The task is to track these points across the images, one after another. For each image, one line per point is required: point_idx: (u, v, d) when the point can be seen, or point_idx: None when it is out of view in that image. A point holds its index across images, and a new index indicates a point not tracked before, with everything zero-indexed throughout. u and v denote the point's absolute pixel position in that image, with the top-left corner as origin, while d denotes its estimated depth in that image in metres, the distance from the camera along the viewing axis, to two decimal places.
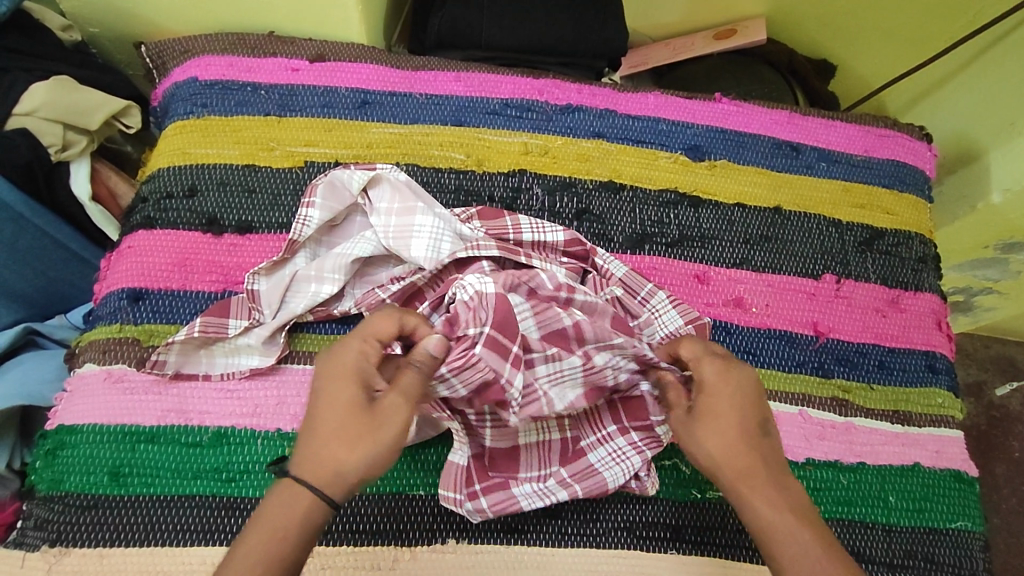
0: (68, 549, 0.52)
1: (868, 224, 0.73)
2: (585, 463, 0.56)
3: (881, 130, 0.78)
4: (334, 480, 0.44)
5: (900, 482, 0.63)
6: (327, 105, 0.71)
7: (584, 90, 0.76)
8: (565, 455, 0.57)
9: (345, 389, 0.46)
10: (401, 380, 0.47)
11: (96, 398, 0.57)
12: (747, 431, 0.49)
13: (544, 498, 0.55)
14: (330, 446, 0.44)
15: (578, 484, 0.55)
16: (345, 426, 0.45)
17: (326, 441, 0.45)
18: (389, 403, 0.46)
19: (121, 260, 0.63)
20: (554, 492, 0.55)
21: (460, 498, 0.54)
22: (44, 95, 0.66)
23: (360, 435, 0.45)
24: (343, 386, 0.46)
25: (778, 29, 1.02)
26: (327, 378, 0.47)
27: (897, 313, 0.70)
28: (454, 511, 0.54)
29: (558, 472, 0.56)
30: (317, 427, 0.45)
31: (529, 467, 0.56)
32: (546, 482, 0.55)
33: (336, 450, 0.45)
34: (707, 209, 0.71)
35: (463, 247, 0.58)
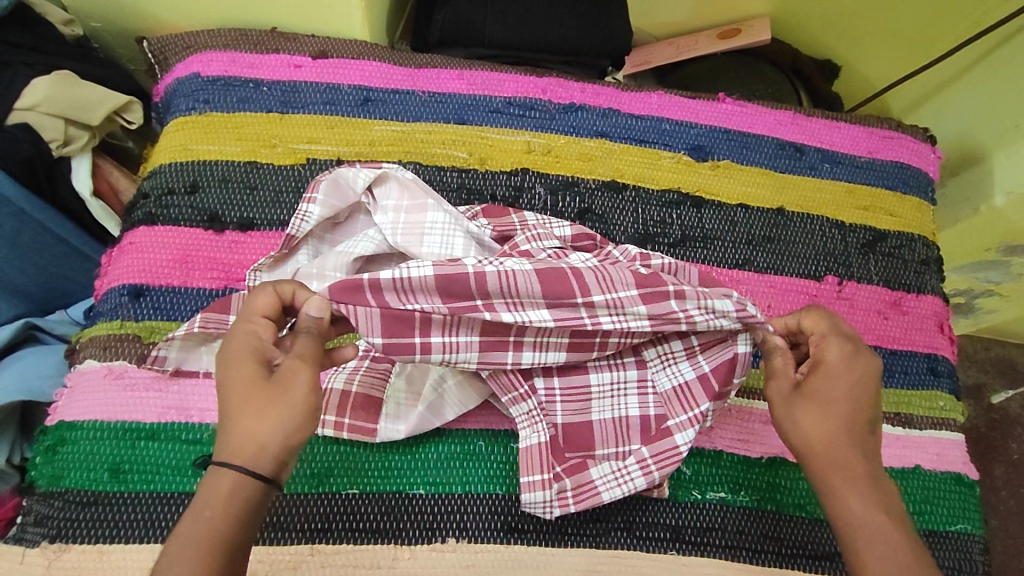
0: (68, 545, 0.52)
1: (870, 226, 0.73)
2: (660, 446, 0.55)
3: (885, 132, 0.78)
4: (252, 455, 0.45)
5: (901, 485, 0.62)
6: (330, 102, 0.71)
7: (587, 90, 0.76)
8: (645, 435, 0.56)
9: (245, 364, 0.46)
10: (298, 349, 0.46)
11: (96, 394, 0.57)
12: (855, 419, 0.49)
13: (622, 483, 0.55)
14: (245, 426, 0.45)
15: (655, 468, 0.55)
16: (248, 402, 0.45)
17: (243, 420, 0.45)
18: (287, 368, 0.46)
19: (122, 256, 0.63)
20: (633, 476, 0.55)
21: (548, 481, 0.55)
22: (45, 90, 0.66)
23: (271, 408, 0.45)
24: (242, 361, 0.46)
25: (782, 29, 1.01)
26: (229, 358, 0.47)
27: (900, 315, 0.69)
28: (542, 498, 0.55)
29: (638, 452, 0.56)
30: (228, 409, 0.46)
31: (602, 446, 0.56)
32: (624, 461, 0.56)
33: (248, 427, 0.45)
34: (709, 209, 0.71)
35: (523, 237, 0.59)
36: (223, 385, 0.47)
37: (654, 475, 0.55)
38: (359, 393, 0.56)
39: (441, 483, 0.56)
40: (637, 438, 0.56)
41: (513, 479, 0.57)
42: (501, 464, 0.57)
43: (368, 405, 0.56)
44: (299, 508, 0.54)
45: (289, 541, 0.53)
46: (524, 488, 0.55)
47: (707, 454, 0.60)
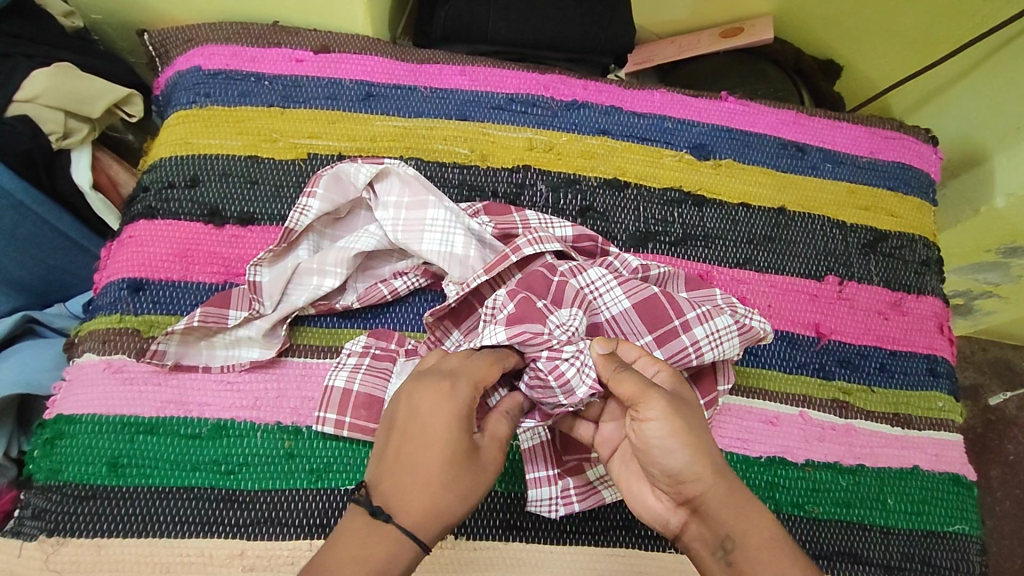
0: (66, 538, 0.52)
1: (871, 226, 0.73)
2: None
3: (888, 132, 0.78)
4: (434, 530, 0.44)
5: (899, 485, 0.62)
6: (331, 97, 0.70)
7: (589, 87, 0.75)
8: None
9: (458, 434, 0.45)
10: (496, 429, 0.48)
11: (95, 388, 0.57)
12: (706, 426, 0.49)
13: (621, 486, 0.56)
14: (436, 492, 0.43)
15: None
16: (448, 472, 0.44)
17: (438, 491, 0.44)
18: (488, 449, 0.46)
19: (121, 250, 0.63)
20: None
21: (552, 478, 0.55)
22: (45, 82, 0.66)
23: (466, 483, 0.44)
24: (449, 424, 0.45)
25: (784, 28, 1.01)
26: (428, 415, 0.45)
27: (900, 316, 0.69)
28: (545, 501, 0.55)
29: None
30: (410, 471, 0.44)
31: None
32: None
33: (441, 500, 0.44)
34: (711, 208, 0.71)
35: (529, 243, 0.58)
36: (420, 444, 0.45)
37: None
38: (360, 393, 0.56)
39: None
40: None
41: (511, 476, 0.57)
42: None
43: (371, 405, 0.56)
44: (296, 504, 0.54)
45: (288, 537, 0.53)
46: (531, 484, 0.55)
47: None
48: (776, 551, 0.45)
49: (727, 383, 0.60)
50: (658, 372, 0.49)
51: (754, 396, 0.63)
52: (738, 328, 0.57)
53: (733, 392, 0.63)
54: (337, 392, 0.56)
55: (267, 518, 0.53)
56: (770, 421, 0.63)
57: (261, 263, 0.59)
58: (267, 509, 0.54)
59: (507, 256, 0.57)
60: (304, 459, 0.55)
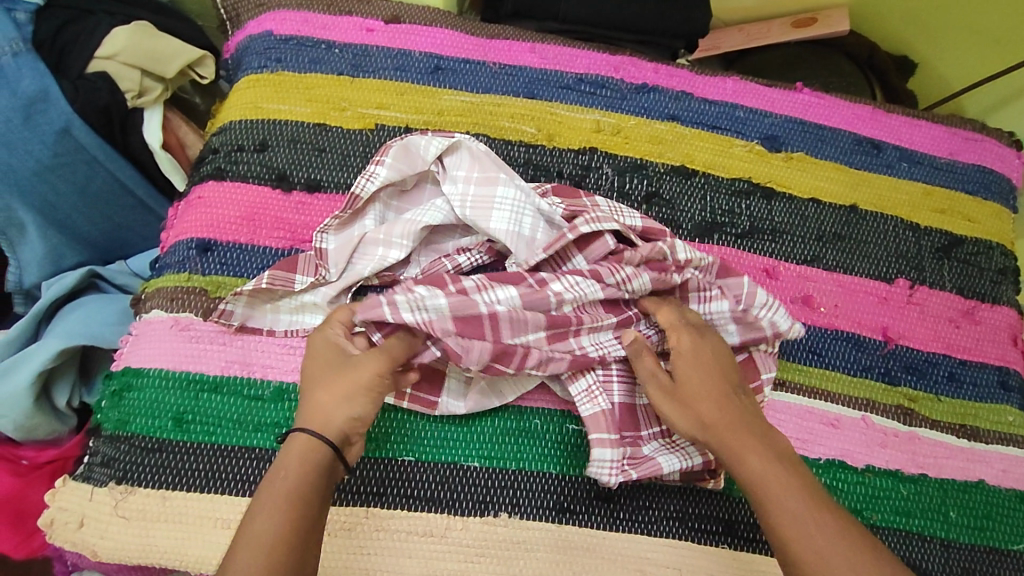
0: (134, 487, 0.53)
1: (947, 230, 0.70)
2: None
3: (969, 133, 0.75)
4: (328, 428, 0.48)
5: (962, 498, 0.61)
6: (400, 68, 0.70)
7: (660, 70, 0.74)
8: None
9: (318, 349, 0.52)
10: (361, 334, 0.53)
11: (163, 343, 0.58)
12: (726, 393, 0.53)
13: (682, 458, 0.55)
14: (331, 399, 0.49)
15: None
16: (330, 380, 0.50)
17: (329, 398, 0.49)
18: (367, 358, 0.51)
19: (190, 210, 0.63)
20: (692, 454, 0.55)
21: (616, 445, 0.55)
22: (124, 40, 0.67)
23: (343, 389, 0.49)
24: (324, 346, 0.52)
25: (859, 21, 0.98)
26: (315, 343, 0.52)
27: (972, 325, 0.67)
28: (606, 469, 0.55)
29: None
30: (311, 383, 0.50)
31: (647, 426, 0.58)
32: (670, 437, 0.57)
33: (330, 407, 0.49)
34: (780, 202, 0.69)
35: (586, 222, 0.57)
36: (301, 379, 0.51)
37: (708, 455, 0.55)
38: (421, 365, 0.57)
39: (496, 457, 0.56)
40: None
41: (566, 459, 0.57)
42: (556, 445, 0.57)
43: (432, 377, 0.57)
44: (355, 470, 0.55)
45: (346, 502, 0.54)
46: (595, 444, 0.55)
47: None
48: (799, 510, 0.46)
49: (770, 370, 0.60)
50: (685, 339, 0.55)
51: (815, 396, 0.62)
52: (734, 317, 0.59)
53: (795, 392, 0.62)
54: None
55: None
56: (831, 423, 0.61)
57: (330, 226, 0.59)
58: None
59: (564, 235, 0.57)
60: None
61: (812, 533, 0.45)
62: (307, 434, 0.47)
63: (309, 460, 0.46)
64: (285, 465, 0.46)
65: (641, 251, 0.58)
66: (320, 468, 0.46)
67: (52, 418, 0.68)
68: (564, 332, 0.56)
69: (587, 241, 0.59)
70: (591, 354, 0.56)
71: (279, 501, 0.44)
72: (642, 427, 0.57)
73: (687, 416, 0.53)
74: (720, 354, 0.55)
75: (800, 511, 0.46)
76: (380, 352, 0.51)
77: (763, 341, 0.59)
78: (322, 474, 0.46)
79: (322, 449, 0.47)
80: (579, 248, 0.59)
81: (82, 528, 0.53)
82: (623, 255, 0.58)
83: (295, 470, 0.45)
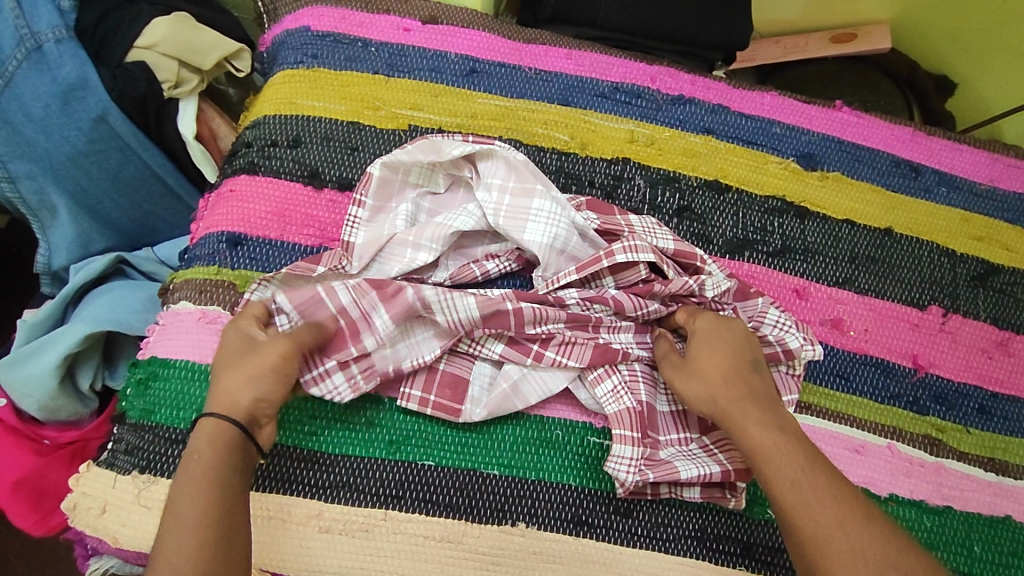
0: (156, 478, 0.54)
1: (983, 258, 0.69)
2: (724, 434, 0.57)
3: (1010, 160, 0.73)
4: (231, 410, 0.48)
5: (988, 533, 0.59)
6: (436, 70, 0.70)
7: (697, 82, 0.73)
8: (703, 424, 0.58)
9: (230, 342, 0.52)
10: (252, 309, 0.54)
11: (190, 336, 0.58)
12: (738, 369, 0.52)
13: (699, 466, 0.55)
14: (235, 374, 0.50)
15: (721, 451, 0.56)
16: (229, 367, 0.50)
17: (231, 382, 0.49)
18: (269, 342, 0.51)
19: (222, 203, 0.64)
20: (708, 463, 0.55)
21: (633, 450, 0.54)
22: (164, 29, 0.67)
23: (242, 361, 0.50)
24: (230, 339, 0.52)
25: (899, 39, 0.96)
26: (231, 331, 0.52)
27: (1005, 357, 0.66)
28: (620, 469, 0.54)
29: (699, 439, 0.57)
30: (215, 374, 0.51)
31: (667, 432, 0.57)
32: (688, 446, 0.57)
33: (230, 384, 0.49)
34: (813, 221, 0.68)
35: (623, 251, 0.57)
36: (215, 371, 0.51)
37: (728, 464, 0.55)
38: (445, 373, 0.57)
39: (515, 466, 0.56)
40: (696, 427, 0.58)
41: (585, 472, 0.56)
42: (577, 455, 0.57)
43: (454, 385, 0.56)
44: (374, 473, 0.55)
45: (362, 504, 0.54)
46: (615, 440, 0.55)
47: None
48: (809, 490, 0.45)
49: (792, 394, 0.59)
50: (699, 320, 0.56)
51: (841, 421, 0.61)
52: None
53: (819, 416, 0.61)
54: (424, 370, 0.56)
55: (345, 482, 0.54)
56: (856, 450, 0.60)
57: (360, 217, 0.60)
58: (345, 474, 0.54)
59: (598, 260, 0.57)
60: (384, 429, 0.56)
61: (813, 505, 0.45)
62: (212, 417, 0.48)
63: (219, 441, 0.47)
64: (201, 444, 0.47)
65: (670, 285, 0.58)
66: (231, 448, 0.47)
67: (76, 401, 0.69)
68: (585, 325, 0.58)
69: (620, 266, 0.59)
70: (612, 346, 0.57)
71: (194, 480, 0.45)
72: (661, 432, 0.57)
73: (694, 391, 0.52)
74: (732, 333, 0.54)
75: (801, 482, 0.46)
76: (281, 339, 0.51)
77: (776, 361, 0.59)
78: (232, 452, 0.47)
79: (231, 433, 0.48)
80: (612, 270, 0.60)
81: (103, 515, 0.53)
82: (653, 287, 0.58)
83: (209, 454, 0.47)
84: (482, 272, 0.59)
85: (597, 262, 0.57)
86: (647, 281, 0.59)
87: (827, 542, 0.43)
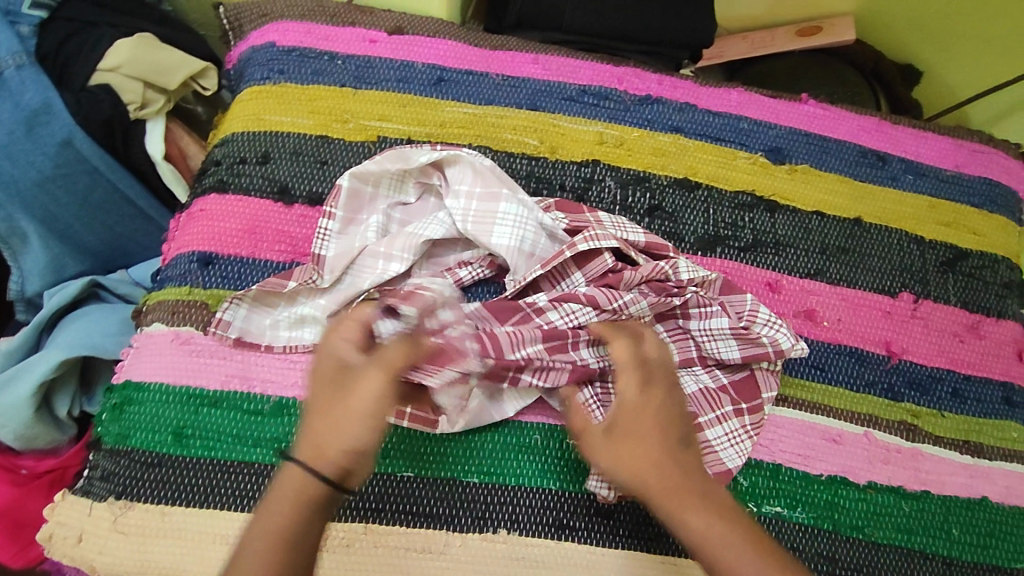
0: (133, 503, 0.53)
1: (951, 243, 0.70)
2: (704, 439, 0.57)
3: (975, 146, 0.74)
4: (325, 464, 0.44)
5: (966, 516, 0.60)
6: (403, 80, 0.70)
7: (665, 82, 0.74)
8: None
9: (324, 371, 0.47)
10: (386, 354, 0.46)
11: (164, 357, 0.58)
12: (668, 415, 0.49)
13: None
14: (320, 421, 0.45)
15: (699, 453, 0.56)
16: (328, 405, 0.46)
17: (327, 426, 0.45)
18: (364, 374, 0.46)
19: (192, 222, 0.63)
20: None
21: None
22: (127, 50, 0.67)
23: (330, 407, 0.45)
24: (322, 370, 0.47)
25: (864, 30, 0.97)
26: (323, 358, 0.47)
27: (976, 340, 0.67)
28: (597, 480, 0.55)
29: None
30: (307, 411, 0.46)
31: None
32: None
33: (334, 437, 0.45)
34: (783, 214, 0.69)
35: (585, 240, 0.57)
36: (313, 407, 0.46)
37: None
38: (420, 383, 0.56)
39: (495, 473, 0.56)
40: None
41: (564, 475, 0.57)
42: (555, 459, 0.57)
43: (430, 396, 0.56)
44: (354, 487, 0.55)
45: (343, 518, 0.54)
46: None
47: (766, 468, 0.59)
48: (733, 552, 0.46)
49: (772, 390, 0.60)
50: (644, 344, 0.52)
51: (818, 412, 0.62)
52: (734, 334, 0.59)
53: (796, 407, 0.61)
54: None
55: None
56: (833, 439, 0.61)
57: (330, 229, 0.60)
58: None
59: (563, 251, 0.57)
60: None
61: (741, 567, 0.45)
62: (294, 468, 0.44)
63: (303, 497, 0.44)
64: (285, 499, 0.44)
65: (642, 270, 0.58)
66: (312, 504, 0.44)
67: (53, 429, 0.68)
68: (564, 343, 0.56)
69: (585, 258, 0.59)
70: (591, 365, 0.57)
71: (270, 540, 0.43)
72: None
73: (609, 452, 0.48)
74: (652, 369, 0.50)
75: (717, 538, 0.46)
76: (375, 366, 0.46)
77: (763, 357, 0.59)
78: (315, 508, 0.44)
79: (318, 489, 0.44)
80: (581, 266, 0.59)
81: (80, 544, 0.53)
82: (624, 275, 0.58)
83: (285, 513, 0.44)
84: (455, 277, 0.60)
85: (564, 253, 0.57)
86: (616, 271, 0.59)
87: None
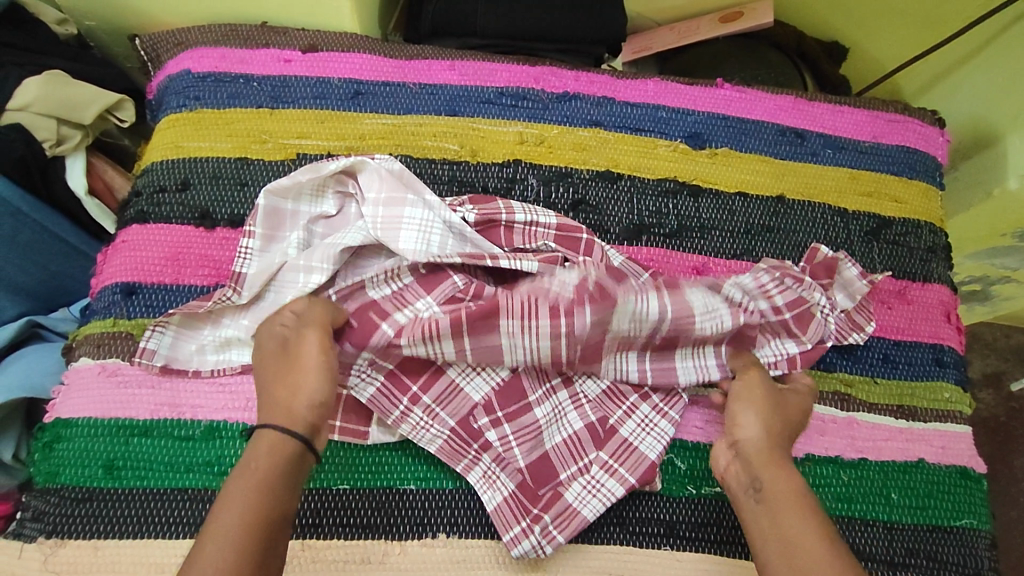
0: (64, 540, 0.54)
1: (874, 213, 0.71)
2: (620, 441, 0.58)
3: (891, 115, 0.75)
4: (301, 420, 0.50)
5: (904, 479, 0.62)
6: (320, 97, 0.70)
7: (581, 77, 0.74)
8: (597, 439, 0.58)
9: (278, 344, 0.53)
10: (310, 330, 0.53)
11: (91, 392, 0.58)
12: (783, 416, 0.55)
13: (595, 492, 0.56)
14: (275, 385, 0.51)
15: (619, 466, 0.57)
16: (276, 371, 0.52)
17: (286, 389, 0.51)
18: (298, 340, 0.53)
19: (115, 254, 0.63)
20: (603, 480, 0.56)
21: (529, 526, 0.55)
22: (36, 90, 0.66)
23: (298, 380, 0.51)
24: (272, 338, 0.54)
25: (787, 11, 0.98)
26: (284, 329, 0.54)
27: (904, 305, 0.68)
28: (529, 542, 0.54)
29: (598, 458, 0.57)
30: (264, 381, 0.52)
31: (563, 468, 0.57)
32: (590, 471, 0.57)
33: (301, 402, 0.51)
34: (706, 198, 0.70)
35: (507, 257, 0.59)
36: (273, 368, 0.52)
37: (630, 478, 0.56)
38: (348, 397, 0.57)
39: (430, 479, 0.57)
40: (592, 442, 0.58)
41: None
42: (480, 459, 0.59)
43: (359, 408, 0.57)
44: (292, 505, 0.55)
45: None
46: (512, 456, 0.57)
47: (703, 449, 0.60)
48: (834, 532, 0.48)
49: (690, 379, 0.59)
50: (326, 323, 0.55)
51: None
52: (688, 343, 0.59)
53: None
54: None
55: None
56: None
57: (251, 247, 0.60)
58: None
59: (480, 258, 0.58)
60: None
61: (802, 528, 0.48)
62: (270, 426, 0.49)
63: (277, 449, 0.48)
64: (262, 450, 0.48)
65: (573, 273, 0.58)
66: (290, 457, 0.49)
67: None
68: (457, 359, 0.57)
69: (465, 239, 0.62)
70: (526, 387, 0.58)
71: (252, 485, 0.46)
72: (560, 472, 0.57)
73: (727, 446, 0.55)
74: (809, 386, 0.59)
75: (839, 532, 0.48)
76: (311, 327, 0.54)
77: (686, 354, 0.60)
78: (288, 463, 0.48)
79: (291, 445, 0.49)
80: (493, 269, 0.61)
81: None
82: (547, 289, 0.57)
83: (261, 461, 0.48)
84: (396, 332, 0.57)
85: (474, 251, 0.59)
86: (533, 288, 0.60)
87: (798, 554, 0.46)
